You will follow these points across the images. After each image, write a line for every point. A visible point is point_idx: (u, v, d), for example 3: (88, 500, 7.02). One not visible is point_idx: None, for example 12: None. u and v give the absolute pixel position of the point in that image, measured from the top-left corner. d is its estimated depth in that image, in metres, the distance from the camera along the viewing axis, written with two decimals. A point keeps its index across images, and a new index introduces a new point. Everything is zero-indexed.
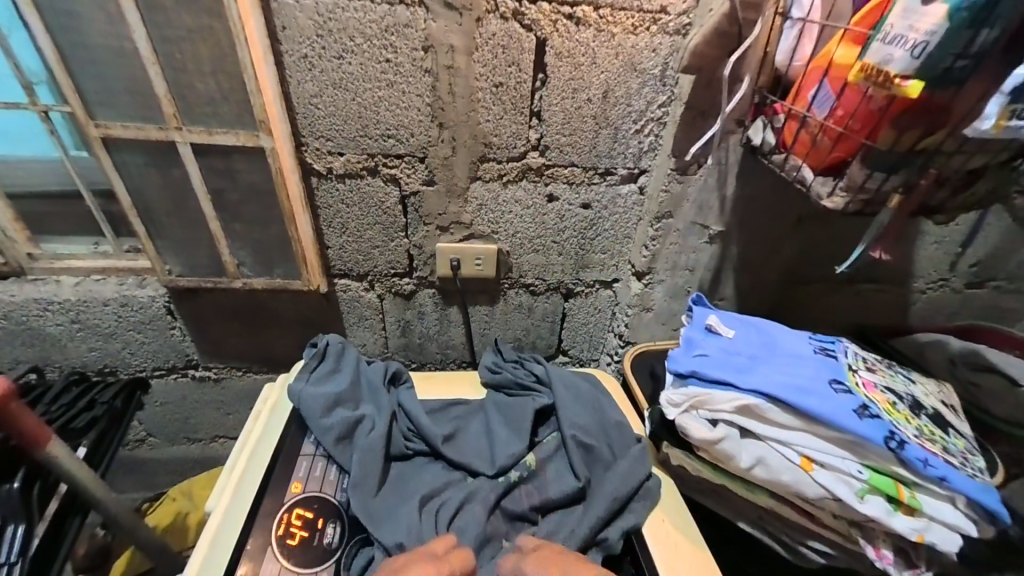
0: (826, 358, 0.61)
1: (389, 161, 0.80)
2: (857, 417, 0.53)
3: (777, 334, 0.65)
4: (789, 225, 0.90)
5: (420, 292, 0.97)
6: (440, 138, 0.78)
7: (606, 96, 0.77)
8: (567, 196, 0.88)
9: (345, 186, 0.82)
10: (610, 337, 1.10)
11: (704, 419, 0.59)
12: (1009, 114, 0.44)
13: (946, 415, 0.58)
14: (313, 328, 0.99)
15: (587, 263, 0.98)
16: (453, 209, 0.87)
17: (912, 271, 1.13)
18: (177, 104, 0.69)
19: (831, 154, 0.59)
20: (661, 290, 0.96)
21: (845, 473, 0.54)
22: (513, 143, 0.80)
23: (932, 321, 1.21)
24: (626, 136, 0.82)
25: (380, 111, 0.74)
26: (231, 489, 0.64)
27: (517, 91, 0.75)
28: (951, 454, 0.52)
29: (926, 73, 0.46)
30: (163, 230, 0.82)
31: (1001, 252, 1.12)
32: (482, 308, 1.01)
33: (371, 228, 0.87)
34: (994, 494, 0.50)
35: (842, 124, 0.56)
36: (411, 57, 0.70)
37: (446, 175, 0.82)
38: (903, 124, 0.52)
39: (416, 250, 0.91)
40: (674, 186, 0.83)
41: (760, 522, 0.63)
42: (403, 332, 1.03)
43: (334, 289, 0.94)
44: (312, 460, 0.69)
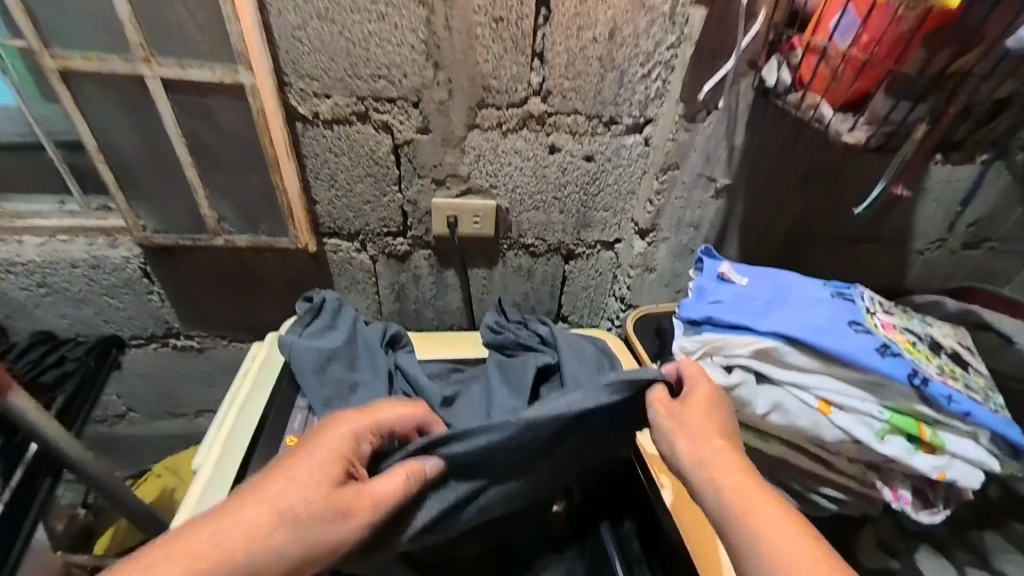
0: (846, 302, 0.59)
1: (380, 105, 0.74)
2: (879, 355, 0.53)
3: (791, 282, 0.62)
4: (797, 179, 0.87)
5: (415, 254, 0.93)
6: (435, 80, 0.73)
7: (613, 35, 0.73)
8: (569, 147, 0.84)
9: (334, 133, 0.76)
10: (611, 301, 1.07)
11: (719, 366, 0.57)
12: None
13: (964, 356, 0.58)
14: (302, 292, 0.94)
15: (589, 222, 0.94)
16: (449, 160, 0.82)
17: (913, 232, 1.12)
18: (144, 32, 0.62)
19: (852, 88, 0.55)
20: (665, 249, 0.94)
21: (865, 415, 0.52)
22: (514, 87, 0.76)
23: (927, 284, 1.22)
24: (632, 81, 0.78)
25: (371, 47, 0.69)
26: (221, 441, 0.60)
27: (518, 28, 0.70)
28: (972, 390, 0.53)
29: None
30: (135, 181, 0.76)
31: (998, 212, 1.12)
32: (480, 271, 0.97)
33: (362, 181, 0.82)
34: (1015, 428, 0.50)
35: (866, 52, 0.52)
36: None
37: (442, 122, 0.77)
38: (934, 46, 0.49)
39: (411, 206, 0.86)
40: (681, 135, 0.80)
41: (772, 473, 0.59)
42: (398, 296, 0.98)
43: (324, 249, 0.89)
44: (307, 416, 0.65)
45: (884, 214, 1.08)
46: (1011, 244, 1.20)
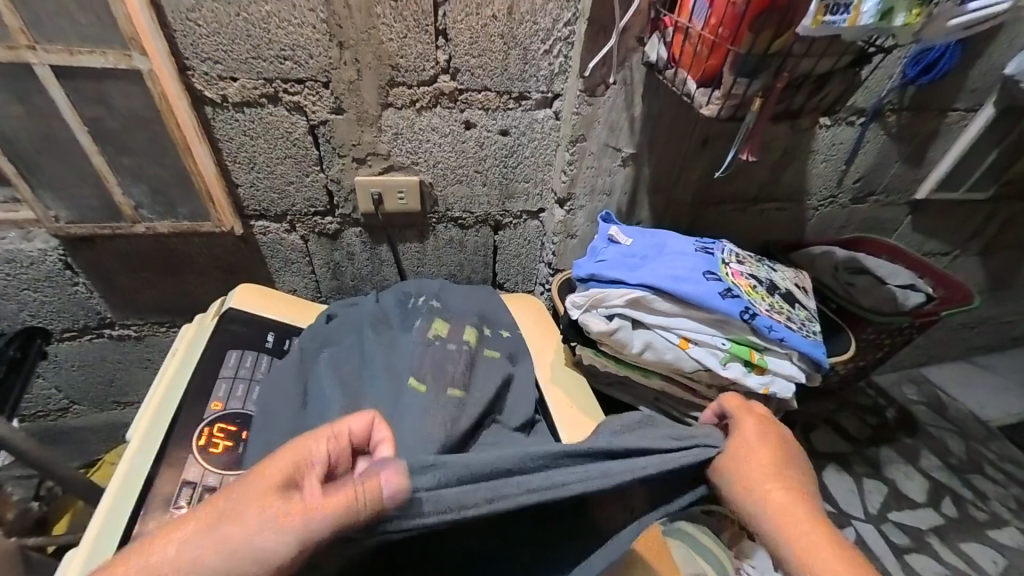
0: (706, 254, 0.70)
1: (288, 87, 0.76)
2: (721, 297, 0.63)
3: (668, 236, 0.73)
4: (695, 145, 0.96)
5: (346, 231, 0.96)
6: (342, 60, 0.75)
7: (511, 13, 0.76)
8: (483, 123, 0.88)
9: (245, 116, 0.78)
10: (542, 267, 1.14)
11: (601, 315, 0.67)
12: (824, 9, 0.53)
13: (796, 294, 0.72)
14: (234, 273, 0.96)
15: (512, 193, 1.00)
16: (367, 139, 0.85)
17: (809, 189, 1.25)
18: (22, 15, 0.62)
19: (708, 62, 0.63)
20: (583, 215, 1.01)
21: (713, 346, 0.64)
22: (421, 65, 0.79)
23: (823, 235, 1.38)
24: (536, 58, 0.82)
25: (271, 28, 0.70)
26: (145, 423, 0.59)
27: (417, 7, 0.73)
28: (792, 321, 0.66)
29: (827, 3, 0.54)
30: (40, 170, 0.75)
31: (879, 167, 1.27)
32: (412, 245, 1.02)
33: (282, 162, 0.84)
34: (821, 348, 0.64)
35: (715, 32, 0.60)
36: None
37: (355, 100, 0.80)
38: (758, 25, 0.55)
39: (335, 185, 0.89)
40: (584, 108, 0.86)
41: (657, 403, 0.73)
42: (335, 274, 1.02)
43: (252, 231, 0.91)
44: (242, 352, 0.69)
45: (781, 175, 1.19)
46: (892, 196, 1.37)
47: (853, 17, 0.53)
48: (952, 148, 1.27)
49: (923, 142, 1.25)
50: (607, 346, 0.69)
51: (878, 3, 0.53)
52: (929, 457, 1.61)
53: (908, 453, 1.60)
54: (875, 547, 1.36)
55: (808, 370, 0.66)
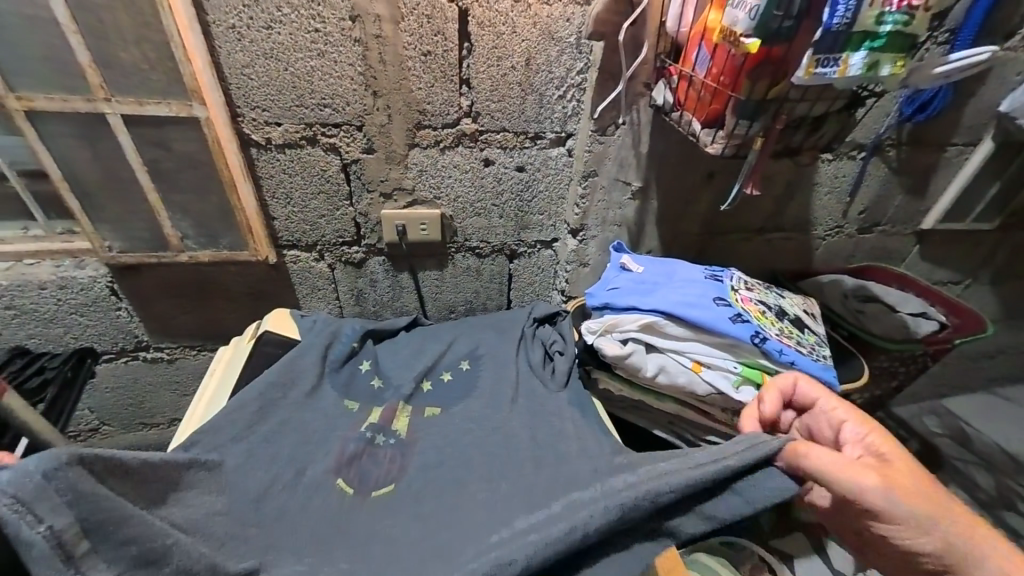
0: (715, 281, 0.73)
1: (327, 130, 0.84)
2: (731, 322, 0.66)
3: (678, 264, 0.77)
4: (701, 179, 1.01)
5: (370, 260, 1.02)
6: (375, 106, 0.83)
7: (528, 64, 0.84)
8: (502, 160, 0.95)
9: (286, 156, 0.85)
10: (554, 294, 1.19)
11: (615, 339, 0.70)
12: (816, 62, 0.55)
13: (804, 320, 0.74)
14: (265, 299, 1.02)
15: (527, 224, 1.05)
16: (394, 175, 0.92)
17: (814, 220, 1.28)
18: (101, 72, 0.71)
19: (710, 106, 0.68)
20: (595, 245, 1.06)
21: (724, 369, 0.66)
22: (446, 110, 0.87)
23: (831, 263, 1.41)
24: (550, 102, 0.89)
25: (313, 80, 0.78)
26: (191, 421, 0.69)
27: (444, 60, 0.81)
28: (802, 345, 0.68)
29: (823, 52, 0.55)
30: (99, 205, 0.82)
31: (882, 200, 1.31)
32: (431, 273, 1.07)
33: (315, 198, 0.91)
34: (831, 371, 0.66)
35: (716, 80, 0.65)
36: (339, 27, 0.75)
37: (385, 142, 0.88)
38: (756, 75, 0.61)
39: (362, 218, 0.96)
40: (596, 146, 0.92)
41: (672, 426, 0.75)
42: (357, 300, 1.07)
43: (284, 260, 0.98)
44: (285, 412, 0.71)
45: (786, 207, 1.23)
46: (898, 226, 1.40)
47: (842, 69, 0.56)
48: (953, 181, 1.31)
49: (924, 174, 1.29)
50: (622, 370, 0.72)
51: (865, 56, 0.56)
52: (956, 492, 1.55)
53: None
54: None
55: (818, 393, 0.68)
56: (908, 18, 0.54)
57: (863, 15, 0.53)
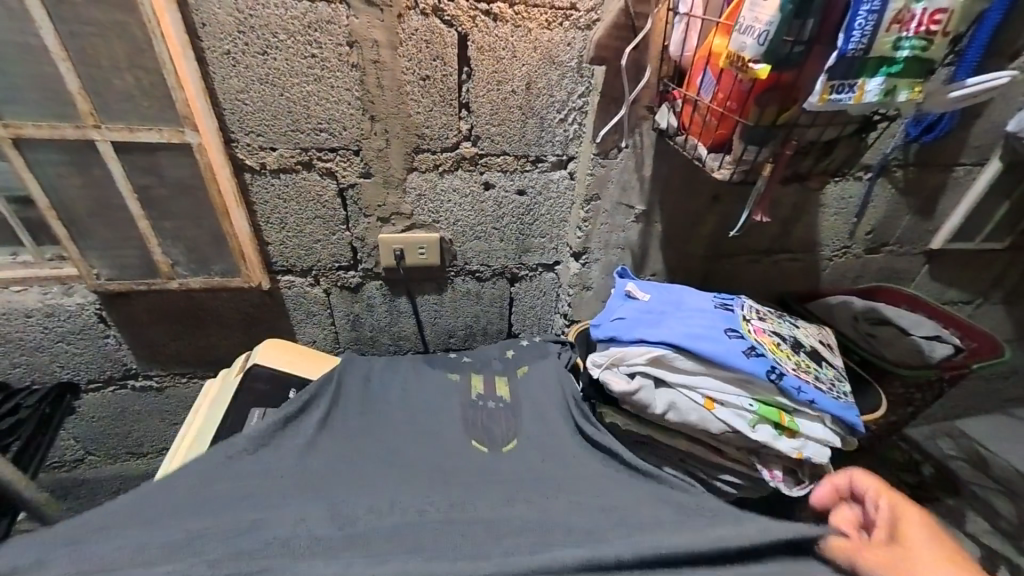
0: (726, 311, 0.70)
1: (322, 155, 0.82)
2: (745, 355, 0.63)
3: (686, 292, 0.73)
4: (706, 202, 0.99)
5: (367, 285, 0.99)
6: (372, 130, 0.82)
7: (529, 88, 0.83)
8: (502, 183, 0.93)
9: (281, 181, 0.83)
10: (556, 318, 1.16)
11: (622, 373, 0.66)
12: (830, 88, 0.53)
13: (820, 351, 0.71)
14: (259, 325, 0.99)
15: (528, 247, 1.03)
16: (392, 200, 0.90)
17: (820, 241, 1.26)
18: (92, 100, 0.69)
19: (717, 131, 0.66)
20: (598, 268, 1.03)
21: (738, 407, 0.62)
22: (445, 134, 0.85)
23: (839, 284, 1.38)
24: (551, 125, 0.88)
25: (310, 106, 0.77)
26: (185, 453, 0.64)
27: (443, 84, 0.80)
28: (820, 380, 0.65)
29: (840, 77, 0.52)
30: (88, 232, 0.80)
31: (889, 220, 1.29)
32: (430, 297, 1.04)
33: (312, 223, 0.89)
34: (853, 409, 0.62)
35: (723, 105, 0.62)
36: (336, 53, 0.74)
37: (382, 166, 0.86)
38: (766, 101, 0.59)
39: (359, 242, 0.93)
40: (598, 169, 0.90)
41: (683, 464, 0.70)
42: (354, 325, 1.04)
43: (278, 286, 0.95)
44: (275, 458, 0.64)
45: (793, 228, 1.21)
46: (907, 246, 1.37)
47: (858, 95, 0.53)
48: (962, 201, 1.28)
49: (932, 195, 1.27)
50: (629, 406, 0.67)
51: (882, 82, 0.53)
52: (976, 519, 1.50)
53: (954, 516, 1.49)
54: None
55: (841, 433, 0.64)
56: (926, 43, 0.51)
57: (880, 41, 0.50)
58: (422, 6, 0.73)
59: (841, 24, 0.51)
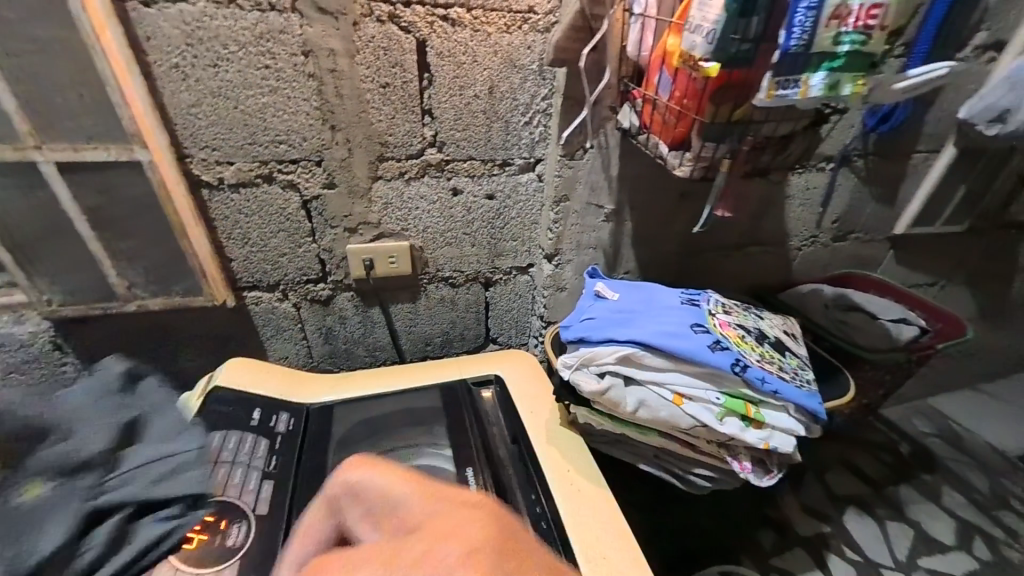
0: (692, 307, 0.71)
1: (283, 167, 0.80)
2: (710, 350, 0.63)
3: (653, 289, 0.74)
4: (674, 199, 1.00)
5: (338, 297, 0.97)
6: (334, 140, 0.80)
7: (492, 92, 0.83)
8: (470, 188, 0.92)
9: (241, 196, 0.81)
10: (534, 320, 1.16)
11: (593, 374, 0.66)
12: (776, 84, 0.54)
13: (784, 342, 0.72)
14: (226, 344, 0.96)
15: (501, 251, 1.03)
16: (359, 210, 0.88)
17: (788, 232, 1.28)
18: (32, 120, 0.66)
19: (676, 129, 0.67)
20: (571, 269, 1.04)
21: (706, 401, 0.63)
22: (409, 141, 0.84)
23: (809, 273, 1.41)
24: (517, 128, 0.88)
25: (267, 117, 0.75)
26: None
27: (404, 91, 0.79)
28: (784, 371, 0.65)
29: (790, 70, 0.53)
30: (35, 257, 0.76)
31: (853, 209, 1.33)
32: (404, 306, 1.03)
33: (276, 236, 0.87)
34: (817, 398, 0.64)
35: (680, 103, 0.63)
36: (291, 63, 0.72)
37: (347, 176, 0.84)
38: (719, 98, 0.59)
39: (327, 254, 0.91)
40: (565, 171, 0.90)
41: (658, 460, 0.71)
42: (326, 339, 1.02)
43: (244, 302, 0.92)
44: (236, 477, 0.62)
45: (762, 220, 1.23)
46: (872, 233, 1.41)
47: (803, 90, 0.54)
48: (920, 187, 1.33)
49: (892, 183, 1.31)
50: (601, 405, 0.68)
51: (825, 76, 0.54)
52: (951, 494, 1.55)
53: None
54: None
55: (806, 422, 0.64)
56: (865, 37, 0.53)
57: (820, 36, 0.52)
58: (377, 12, 0.72)
59: (784, 20, 0.52)
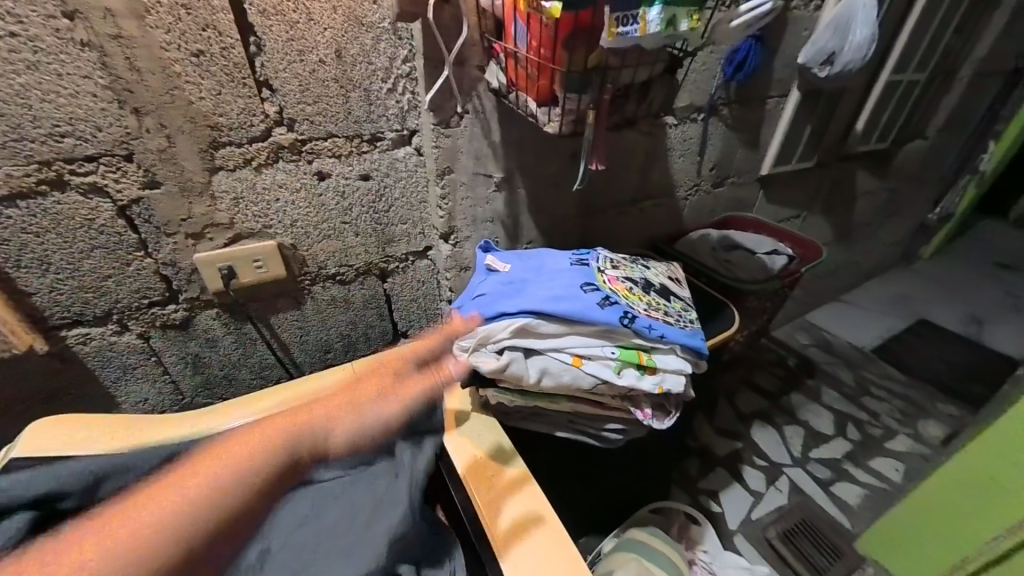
0: (582, 266, 0.70)
1: (75, 166, 0.63)
2: (600, 307, 0.63)
3: (544, 255, 0.72)
4: (562, 160, 0.98)
5: (200, 316, 0.82)
6: (142, 127, 0.65)
7: (341, 56, 0.72)
8: (339, 170, 0.82)
9: (20, 210, 0.63)
10: (443, 305, 1.10)
11: (491, 352, 0.63)
12: (615, 22, 0.51)
13: (670, 288, 0.75)
14: (52, 398, 0.77)
15: (391, 237, 0.94)
16: (201, 210, 0.74)
17: (674, 183, 1.36)
18: None
19: (541, 82, 0.63)
20: (471, 246, 0.99)
21: (604, 357, 0.62)
22: (249, 120, 0.71)
23: (698, 219, 1.51)
24: (380, 97, 0.79)
25: (32, 102, 0.58)
26: None
27: (226, 59, 0.65)
28: (669, 315, 0.67)
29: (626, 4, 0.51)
30: None
31: (727, 155, 1.43)
32: (288, 313, 0.91)
33: (90, 255, 0.69)
34: (700, 336, 0.67)
35: (537, 53, 0.60)
36: (49, 27, 0.55)
37: (173, 170, 0.69)
38: (571, 45, 0.57)
39: (171, 268, 0.76)
40: (443, 141, 0.84)
41: (572, 424, 0.70)
42: (197, 368, 0.87)
43: (66, 343, 0.74)
44: None
45: (650, 174, 1.28)
46: (745, 176, 1.55)
47: (643, 27, 0.53)
48: (777, 129, 1.47)
49: (755, 127, 1.43)
50: (506, 382, 0.65)
51: (660, 12, 0.53)
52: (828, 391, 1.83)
53: (811, 393, 1.81)
54: (806, 488, 1.50)
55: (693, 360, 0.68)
56: None
57: None
58: None
59: None
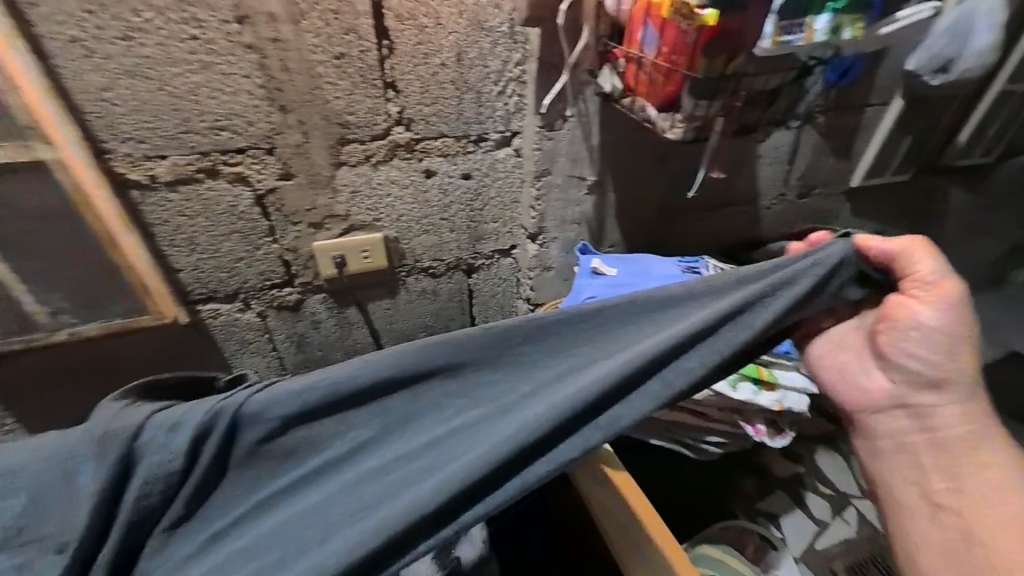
0: (694, 275, 0.69)
1: (228, 158, 0.69)
2: None
3: (651, 261, 0.72)
4: (654, 165, 0.97)
5: (308, 300, 0.88)
6: (285, 123, 0.70)
7: (461, 59, 0.75)
8: (444, 168, 0.85)
9: (179, 195, 0.70)
10: (520, 304, 1.11)
11: None
12: (779, 30, 0.57)
13: None
14: (181, 366, 0.85)
15: (481, 234, 0.96)
16: (322, 202, 0.79)
17: (758, 191, 1.30)
18: None
19: (665, 88, 0.63)
20: (556, 247, 0.99)
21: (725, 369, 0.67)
22: (372, 120, 0.75)
23: (777, 230, 1.45)
24: (490, 99, 0.81)
25: (201, 99, 0.64)
26: None
27: (362, 62, 0.69)
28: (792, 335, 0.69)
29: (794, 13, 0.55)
30: None
31: (816, 164, 1.36)
32: (382, 302, 0.95)
33: (228, 239, 0.76)
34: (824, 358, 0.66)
35: (669, 60, 0.59)
36: (223, 32, 0.61)
37: (304, 164, 0.74)
38: (712, 51, 0.56)
39: (291, 254, 0.82)
40: (545, 143, 0.85)
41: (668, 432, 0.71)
42: (300, 347, 0.93)
43: (199, 317, 0.81)
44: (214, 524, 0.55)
45: (734, 182, 1.24)
46: (832, 187, 1.46)
47: (807, 35, 0.57)
48: (874, 139, 1.38)
49: (849, 136, 1.35)
50: None
51: (827, 20, 0.57)
52: None
53: None
54: None
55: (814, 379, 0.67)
56: None
57: None
58: None
59: None
